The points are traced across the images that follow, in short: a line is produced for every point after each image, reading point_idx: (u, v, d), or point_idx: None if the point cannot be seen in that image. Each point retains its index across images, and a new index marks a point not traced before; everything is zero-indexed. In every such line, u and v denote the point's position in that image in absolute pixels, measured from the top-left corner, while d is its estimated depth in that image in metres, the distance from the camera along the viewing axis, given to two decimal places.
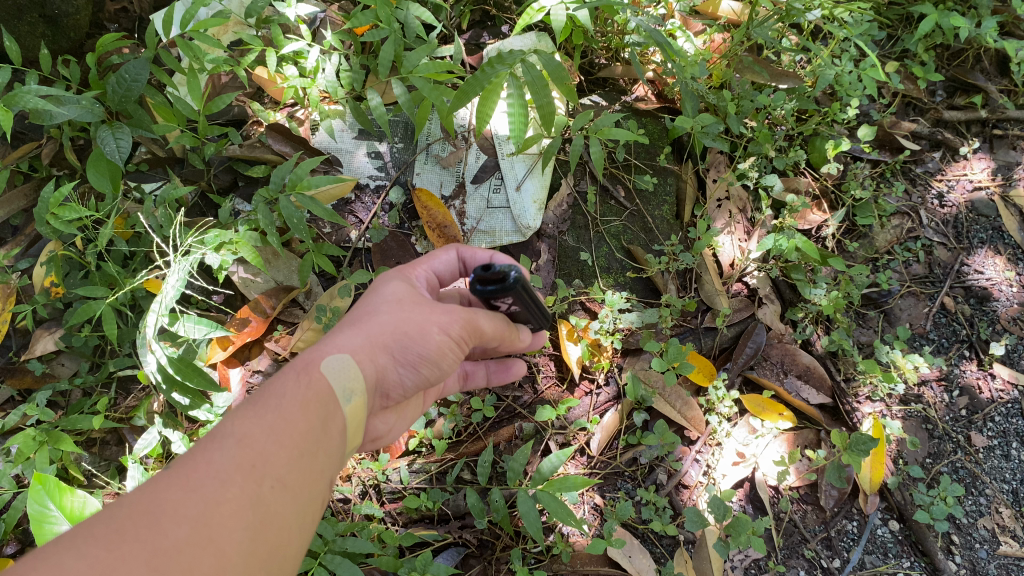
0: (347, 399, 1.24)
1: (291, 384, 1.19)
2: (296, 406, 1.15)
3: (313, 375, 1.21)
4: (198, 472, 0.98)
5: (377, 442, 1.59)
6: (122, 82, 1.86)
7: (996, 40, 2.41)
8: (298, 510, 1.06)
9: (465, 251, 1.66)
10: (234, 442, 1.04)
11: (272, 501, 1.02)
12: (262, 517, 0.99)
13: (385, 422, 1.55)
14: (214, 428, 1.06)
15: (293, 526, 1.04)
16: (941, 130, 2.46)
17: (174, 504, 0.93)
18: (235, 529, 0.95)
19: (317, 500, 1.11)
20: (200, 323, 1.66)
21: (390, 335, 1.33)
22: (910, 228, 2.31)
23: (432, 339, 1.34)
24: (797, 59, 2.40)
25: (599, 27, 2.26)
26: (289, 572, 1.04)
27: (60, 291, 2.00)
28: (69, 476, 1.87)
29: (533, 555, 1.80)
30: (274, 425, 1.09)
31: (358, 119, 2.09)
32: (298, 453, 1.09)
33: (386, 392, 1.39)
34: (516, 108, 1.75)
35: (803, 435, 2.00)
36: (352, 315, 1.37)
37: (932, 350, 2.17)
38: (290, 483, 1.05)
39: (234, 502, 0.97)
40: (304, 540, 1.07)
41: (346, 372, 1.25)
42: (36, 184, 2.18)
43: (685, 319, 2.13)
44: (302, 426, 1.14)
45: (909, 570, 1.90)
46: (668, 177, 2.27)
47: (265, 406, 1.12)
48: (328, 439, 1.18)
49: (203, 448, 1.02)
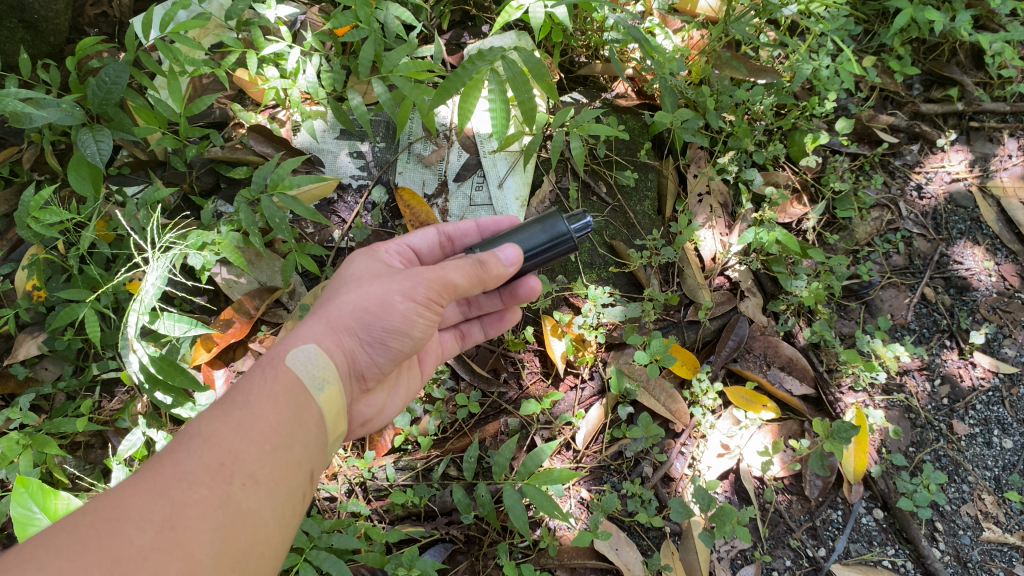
0: (320, 388, 1.31)
1: (259, 381, 1.26)
2: (265, 400, 1.22)
3: (280, 369, 1.28)
4: (166, 476, 1.04)
5: (368, 425, 1.67)
6: (103, 85, 1.86)
7: (971, 34, 2.43)
8: (272, 504, 1.12)
9: (444, 227, 1.79)
10: (202, 443, 1.10)
11: (242, 496, 1.07)
12: (232, 514, 1.05)
13: (372, 404, 1.63)
14: (183, 432, 1.12)
15: (267, 519, 1.10)
16: (919, 123, 2.48)
17: (141, 512, 0.98)
18: (204, 530, 1.00)
19: (294, 490, 1.17)
20: (181, 321, 1.64)
21: (353, 317, 1.40)
22: (890, 220, 2.35)
23: (396, 309, 1.39)
24: (776, 54, 2.42)
25: (578, 26, 2.27)
26: (267, 564, 1.09)
27: (42, 294, 1.99)
28: (54, 480, 1.86)
29: (521, 549, 1.82)
30: (242, 424, 1.15)
31: (339, 119, 2.10)
32: (269, 447, 1.16)
33: (361, 374, 1.47)
34: (498, 105, 1.76)
35: (787, 426, 2.02)
36: (322, 306, 1.45)
37: (913, 340, 2.19)
38: (260, 478, 1.11)
39: (201, 502, 1.02)
40: (281, 530, 1.13)
41: (315, 362, 1.32)
42: (17, 189, 2.17)
43: (668, 313, 2.14)
44: (274, 421, 1.20)
45: (893, 558, 1.91)
46: (649, 172, 2.30)
47: (234, 404, 1.19)
48: (303, 431, 1.25)
49: (173, 452, 1.08)
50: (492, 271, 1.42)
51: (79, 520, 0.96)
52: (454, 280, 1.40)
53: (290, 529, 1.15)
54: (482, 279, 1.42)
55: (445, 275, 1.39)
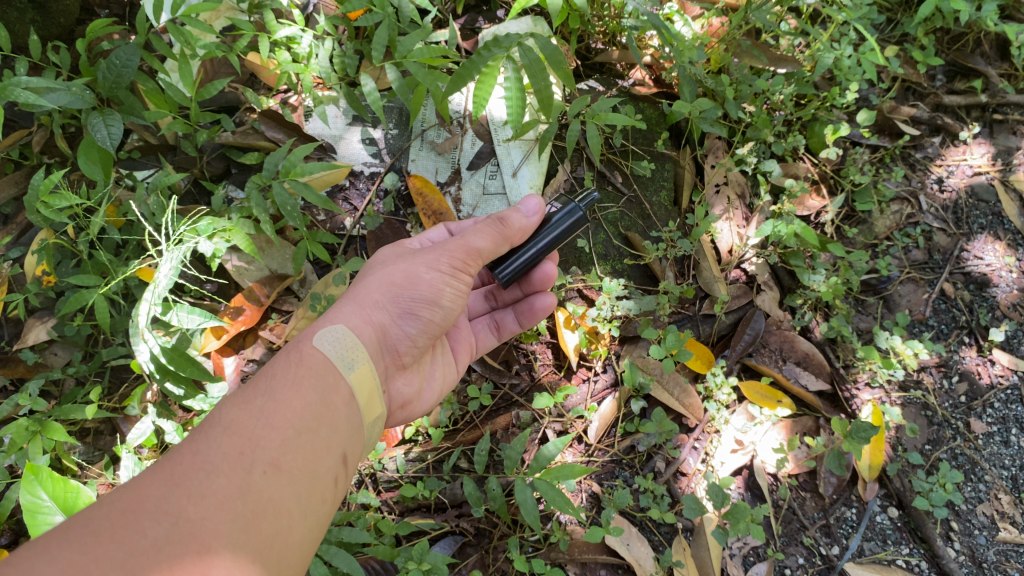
0: (349, 367, 1.32)
1: (284, 364, 1.27)
2: (289, 385, 1.22)
3: (306, 351, 1.29)
4: (184, 466, 1.03)
5: (407, 409, 1.63)
6: (113, 68, 1.83)
7: (997, 24, 2.38)
8: (296, 493, 1.11)
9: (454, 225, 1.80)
10: (222, 432, 1.10)
11: (264, 485, 1.06)
12: (253, 504, 1.03)
13: (408, 384, 1.59)
14: (204, 422, 1.13)
15: (291, 506, 1.09)
16: (941, 115, 2.43)
17: (157, 504, 0.96)
18: (222, 521, 0.98)
19: (321, 476, 1.17)
20: (195, 313, 1.62)
21: (380, 290, 1.43)
22: (910, 214, 2.30)
23: (423, 280, 1.44)
24: (796, 43, 2.37)
25: (596, 11, 2.22)
26: (294, 555, 1.08)
27: (51, 280, 1.97)
28: (62, 466, 1.85)
29: (531, 543, 1.79)
30: (265, 412, 1.16)
31: (352, 105, 2.06)
32: (292, 433, 1.15)
33: (393, 351, 1.47)
34: (514, 92, 1.72)
35: (802, 423, 1.99)
36: (353, 287, 1.48)
37: (932, 336, 2.16)
38: (283, 466, 1.11)
39: (220, 492, 1.01)
40: (307, 519, 1.12)
41: (342, 343, 1.33)
42: (27, 172, 2.15)
43: (682, 306, 2.11)
44: (298, 405, 1.20)
45: (908, 557, 1.89)
46: (666, 163, 2.25)
47: (257, 391, 1.20)
48: (330, 413, 1.25)
49: (194, 443, 1.08)
50: (514, 228, 1.52)
51: (94, 513, 0.94)
52: (477, 245, 1.48)
53: (318, 518, 1.14)
54: (504, 239, 1.51)
55: (468, 243, 1.48)
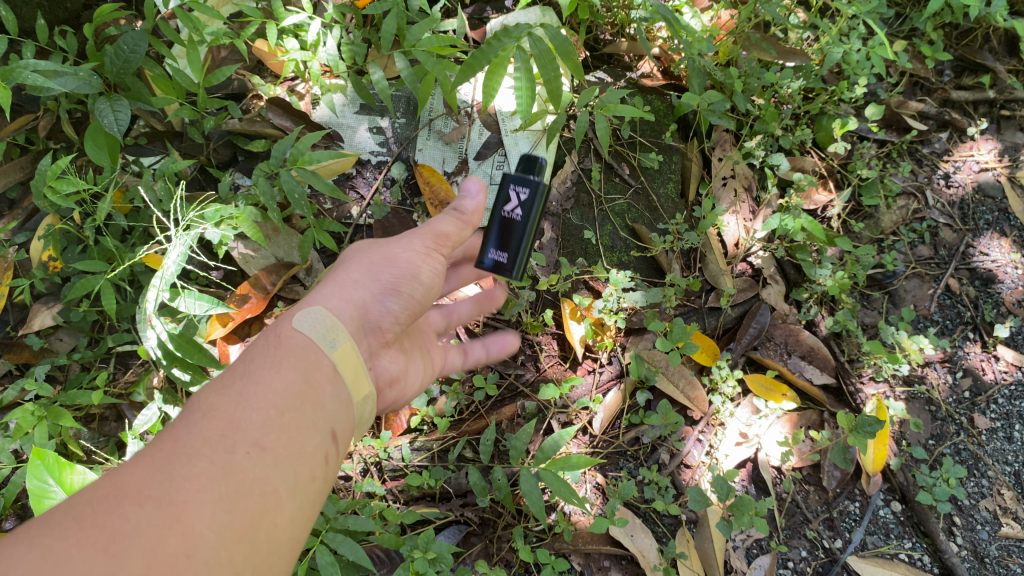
0: (331, 347, 1.30)
1: (264, 349, 1.26)
2: (270, 366, 1.21)
3: (285, 334, 1.27)
4: (165, 451, 1.02)
5: (396, 388, 1.64)
6: (120, 54, 1.82)
7: (1007, 19, 2.37)
8: (282, 470, 1.10)
9: None
10: (203, 415, 1.09)
11: (247, 463, 1.05)
12: (237, 483, 1.02)
13: (394, 362, 1.59)
14: (186, 407, 1.11)
15: (277, 484, 1.08)
16: (949, 110, 2.43)
17: (137, 489, 0.95)
18: (206, 502, 0.98)
19: (308, 453, 1.16)
20: (202, 299, 1.60)
21: (357, 272, 1.43)
22: (916, 209, 2.30)
23: (401, 258, 1.45)
24: (805, 36, 2.36)
25: (605, 2, 2.21)
26: (284, 533, 1.07)
27: (58, 265, 1.98)
28: (68, 452, 1.85)
29: (535, 533, 1.80)
30: (246, 392, 1.14)
31: (360, 94, 2.05)
32: (275, 412, 1.14)
33: (375, 329, 1.46)
34: (522, 82, 1.70)
35: (806, 416, 2.01)
36: (330, 277, 1.47)
37: (936, 332, 2.16)
38: (266, 444, 1.09)
39: (202, 473, 1.00)
40: (296, 497, 1.11)
41: (321, 322, 1.31)
42: (33, 157, 2.15)
43: (688, 299, 2.12)
44: (281, 384, 1.19)
45: (910, 551, 1.90)
46: (674, 155, 2.24)
47: (238, 374, 1.18)
48: (316, 393, 1.23)
49: (176, 426, 1.07)
50: (471, 210, 1.57)
51: (73, 503, 0.93)
52: (444, 229, 1.52)
53: (307, 495, 1.14)
54: (468, 225, 1.56)
55: (435, 227, 1.51)
